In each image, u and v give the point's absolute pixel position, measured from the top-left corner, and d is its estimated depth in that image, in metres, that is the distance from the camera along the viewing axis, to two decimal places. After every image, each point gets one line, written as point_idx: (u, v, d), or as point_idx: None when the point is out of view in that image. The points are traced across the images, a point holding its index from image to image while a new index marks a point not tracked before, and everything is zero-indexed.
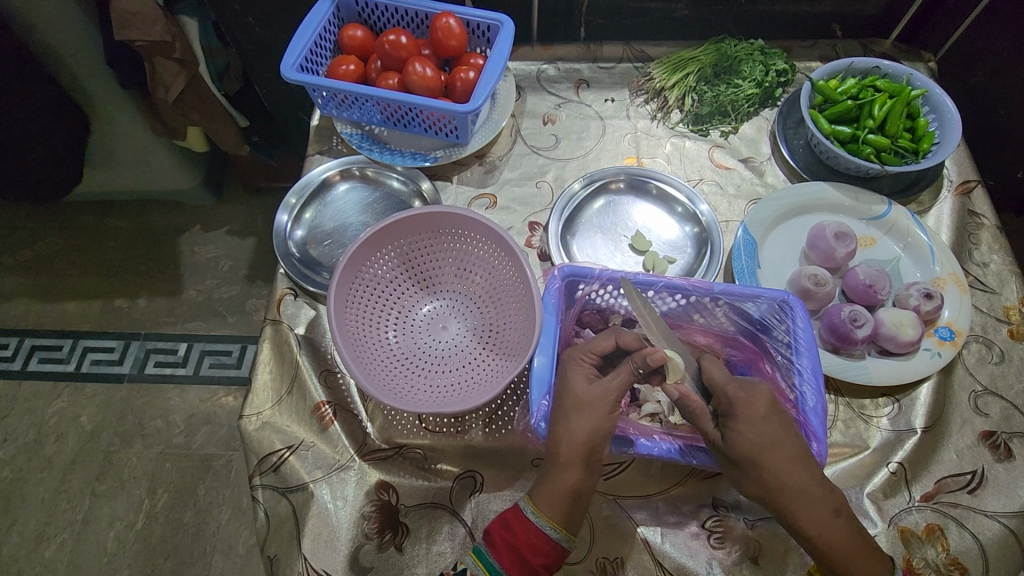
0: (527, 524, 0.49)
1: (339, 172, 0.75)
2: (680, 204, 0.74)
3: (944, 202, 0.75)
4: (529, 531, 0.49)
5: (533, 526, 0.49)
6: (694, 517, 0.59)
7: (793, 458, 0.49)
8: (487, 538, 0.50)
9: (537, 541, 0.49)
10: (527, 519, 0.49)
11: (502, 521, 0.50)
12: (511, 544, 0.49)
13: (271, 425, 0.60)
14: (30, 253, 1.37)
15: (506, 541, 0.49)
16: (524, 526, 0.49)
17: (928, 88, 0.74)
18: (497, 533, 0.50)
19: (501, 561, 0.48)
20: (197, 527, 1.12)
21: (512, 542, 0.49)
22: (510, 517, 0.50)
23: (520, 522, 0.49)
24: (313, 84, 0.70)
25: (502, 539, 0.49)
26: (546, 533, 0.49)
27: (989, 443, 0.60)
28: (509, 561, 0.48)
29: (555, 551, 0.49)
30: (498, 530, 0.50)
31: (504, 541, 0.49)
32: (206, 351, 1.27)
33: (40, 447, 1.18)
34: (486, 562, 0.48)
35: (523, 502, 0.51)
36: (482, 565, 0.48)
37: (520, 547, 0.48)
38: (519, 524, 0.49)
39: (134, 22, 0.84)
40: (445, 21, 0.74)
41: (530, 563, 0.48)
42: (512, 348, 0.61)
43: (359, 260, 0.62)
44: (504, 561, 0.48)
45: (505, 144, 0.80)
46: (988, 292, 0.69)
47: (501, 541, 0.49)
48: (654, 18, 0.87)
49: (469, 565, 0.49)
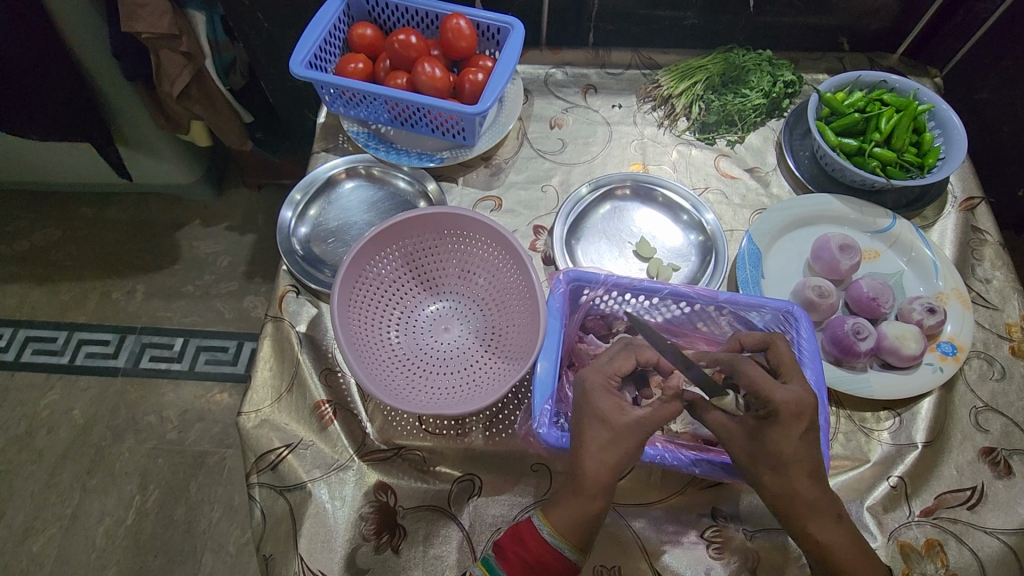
0: (541, 541, 0.48)
1: (345, 169, 0.75)
2: (685, 211, 0.74)
3: (948, 218, 0.75)
4: (543, 548, 0.48)
5: (547, 543, 0.48)
6: (693, 527, 0.58)
7: (810, 487, 0.48)
8: (499, 552, 0.49)
9: (555, 562, 0.48)
10: (541, 537, 0.48)
11: (513, 534, 0.49)
12: (524, 561, 0.48)
13: (270, 423, 0.59)
14: (27, 243, 1.36)
15: (522, 561, 0.48)
16: (540, 543, 0.48)
17: (935, 103, 0.74)
18: (509, 548, 0.49)
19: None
20: (187, 525, 1.11)
21: (528, 561, 0.48)
22: (523, 531, 0.49)
23: (534, 538, 0.48)
24: (321, 81, 0.69)
25: (516, 556, 0.48)
26: (562, 553, 0.48)
27: (989, 459, 0.60)
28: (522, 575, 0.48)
29: (571, 565, 0.49)
30: (510, 546, 0.49)
31: (518, 558, 0.48)
32: (203, 346, 1.26)
33: (32, 439, 1.17)
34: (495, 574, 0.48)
35: (537, 518, 0.49)
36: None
37: (534, 563, 0.48)
38: (535, 543, 0.48)
39: (141, 14, 0.83)
40: (456, 22, 0.74)
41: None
42: (515, 351, 0.61)
43: (363, 260, 0.61)
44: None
45: (512, 147, 0.80)
46: (990, 309, 0.69)
47: (515, 557, 0.48)
48: (664, 26, 0.87)
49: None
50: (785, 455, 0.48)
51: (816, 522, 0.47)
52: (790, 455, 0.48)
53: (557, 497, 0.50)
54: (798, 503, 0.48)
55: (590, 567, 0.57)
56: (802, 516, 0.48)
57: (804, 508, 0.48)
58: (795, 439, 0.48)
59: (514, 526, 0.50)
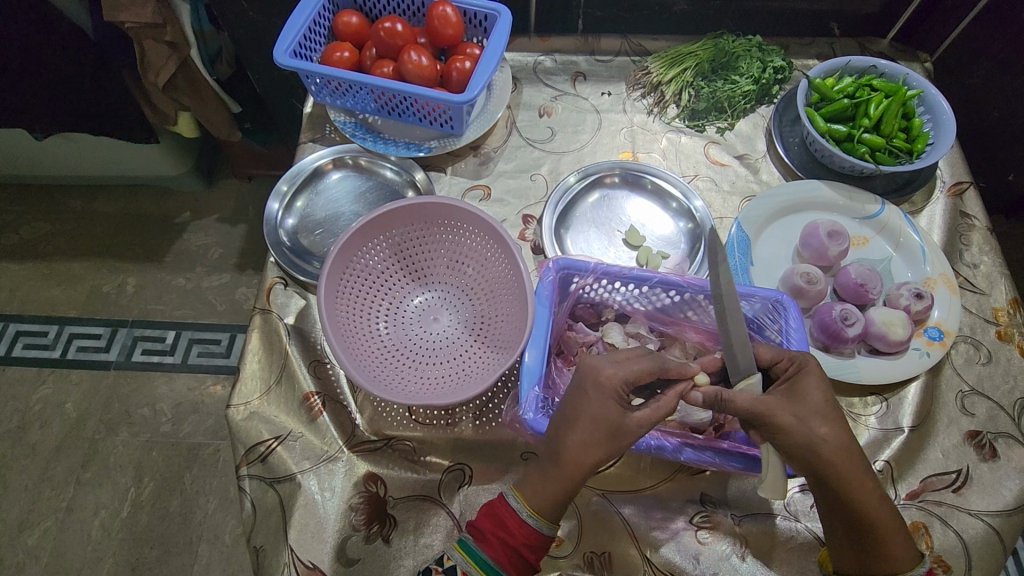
0: (513, 513, 0.49)
1: (332, 160, 0.75)
2: (675, 199, 0.74)
3: (937, 203, 0.75)
4: (518, 524, 0.48)
5: (523, 520, 0.48)
6: (682, 513, 0.59)
7: (845, 440, 0.48)
8: (476, 533, 0.48)
9: (533, 539, 0.48)
10: (515, 513, 0.49)
11: (489, 514, 0.50)
12: (505, 541, 0.48)
13: (259, 415, 0.59)
14: (14, 237, 1.35)
15: (499, 539, 0.48)
16: (517, 521, 0.48)
17: (924, 88, 0.74)
18: (489, 530, 0.48)
19: (496, 557, 0.47)
20: (183, 516, 1.11)
21: (507, 540, 0.48)
22: (499, 510, 0.49)
23: (513, 519, 0.48)
24: (306, 70, 0.68)
25: (496, 537, 0.48)
26: (540, 529, 0.48)
27: (974, 442, 0.60)
28: (502, 554, 0.48)
29: (546, 540, 0.49)
30: (488, 526, 0.49)
31: (497, 537, 0.48)
32: (195, 339, 1.26)
33: (25, 433, 1.17)
34: (477, 558, 0.47)
35: (509, 491, 0.50)
36: (474, 562, 0.47)
37: (514, 542, 0.48)
38: (511, 519, 0.48)
39: (124, 4, 0.83)
40: (442, 9, 0.73)
41: (526, 559, 0.48)
42: (504, 341, 0.61)
43: (349, 251, 0.61)
44: (500, 558, 0.47)
45: (501, 136, 0.80)
46: (977, 294, 0.69)
47: (494, 538, 0.48)
48: (653, 12, 0.86)
49: (458, 562, 0.48)
50: (819, 410, 0.49)
51: (860, 479, 0.48)
52: (820, 410, 0.49)
53: (529, 475, 0.50)
54: (838, 464, 0.48)
55: (580, 554, 0.57)
56: (845, 476, 0.48)
57: (843, 471, 0.48)
58: (820, 391, 0.50)
59: (485, 505, 0.50)
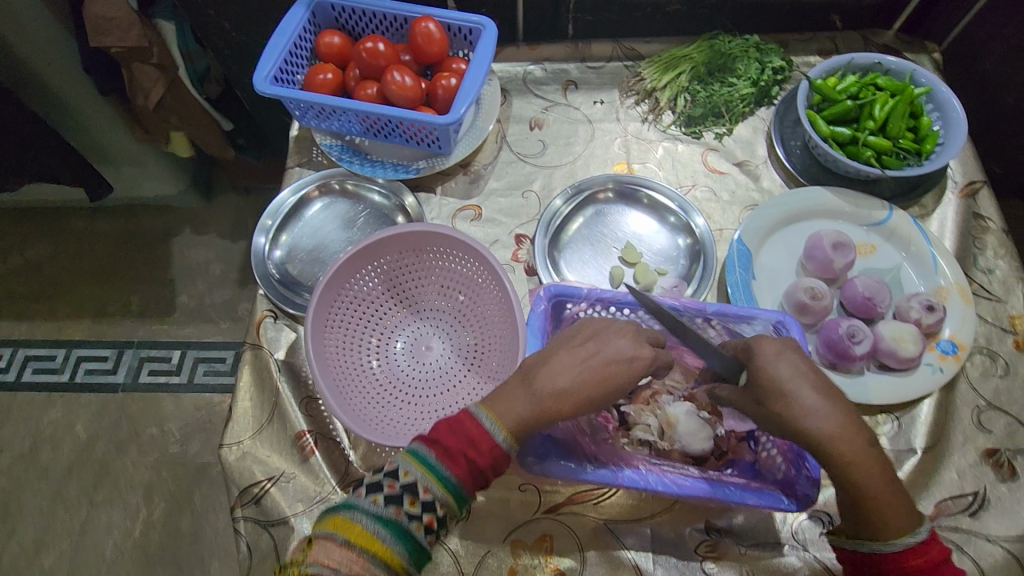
0: (480, 426, 0.43)
1: (317, 187, 0.73)
2: (672, 213, 0.71)
3: (948, 205, 0.72)
4: (485, 437, 0.42)
5: (490, 432, 0.42)
6: (685, 542, 0.57)
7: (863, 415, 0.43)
8: (437, 446, 0.42)
9: (498, 457, 0.43)
10: (482, 424, 0.43)
11: (450, 425, 0.43)
12: (469, 457, 0.42)
13: (252, 455, 0.59)
14: (19, 261, 1.35)
15: (462, 453, 0.42)
16: (485, 436, 0.42)
17: (932, 85, 0.70)
18: (450, 439, 0.42)
19: (461, 475, 0.41)
20: (194, 535, 1.12)
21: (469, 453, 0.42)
22: (464, 424, 0.43)
23: (479, 432, 0.42)
24: (288, 96, 0.67)
25: (462, 453, 0.42)
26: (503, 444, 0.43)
27: (991, 461, 0.58)
28: (465, 473, 0.42)
29: (507, 461, 0.44)
30: (449, 438, 0.42)
31: (459, 450, 0.42)
32: (200, 357, 1.26)
33: (37, 456, 1.18)
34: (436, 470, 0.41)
35: (476, 406, 0.44)
36: (435, 477, 0.40)
37: (479, 462, 0.42)
38: (476, 430, 0.42)
39: (108, 28, 0.82)
40: (424, 26, 0.71)
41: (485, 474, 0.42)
42: (497, 372, 0.60)
43: (335, 286, 0.59)
44: (459, 470, 0.41)
45: (491, 151, 0.77)
46: (993, 300, 0.66)
47: (460, 455, 0.42)
48: (645, 13, 0.83)
49: (416, 475, 0.40)
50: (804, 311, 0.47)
51: None
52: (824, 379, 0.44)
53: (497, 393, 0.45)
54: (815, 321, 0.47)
55: None
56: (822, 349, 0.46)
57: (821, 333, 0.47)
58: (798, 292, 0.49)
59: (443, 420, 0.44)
